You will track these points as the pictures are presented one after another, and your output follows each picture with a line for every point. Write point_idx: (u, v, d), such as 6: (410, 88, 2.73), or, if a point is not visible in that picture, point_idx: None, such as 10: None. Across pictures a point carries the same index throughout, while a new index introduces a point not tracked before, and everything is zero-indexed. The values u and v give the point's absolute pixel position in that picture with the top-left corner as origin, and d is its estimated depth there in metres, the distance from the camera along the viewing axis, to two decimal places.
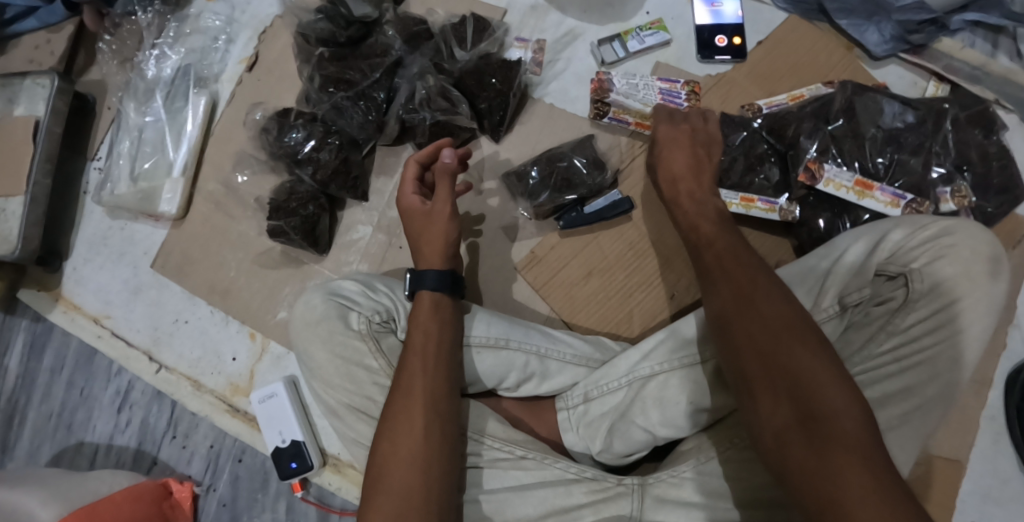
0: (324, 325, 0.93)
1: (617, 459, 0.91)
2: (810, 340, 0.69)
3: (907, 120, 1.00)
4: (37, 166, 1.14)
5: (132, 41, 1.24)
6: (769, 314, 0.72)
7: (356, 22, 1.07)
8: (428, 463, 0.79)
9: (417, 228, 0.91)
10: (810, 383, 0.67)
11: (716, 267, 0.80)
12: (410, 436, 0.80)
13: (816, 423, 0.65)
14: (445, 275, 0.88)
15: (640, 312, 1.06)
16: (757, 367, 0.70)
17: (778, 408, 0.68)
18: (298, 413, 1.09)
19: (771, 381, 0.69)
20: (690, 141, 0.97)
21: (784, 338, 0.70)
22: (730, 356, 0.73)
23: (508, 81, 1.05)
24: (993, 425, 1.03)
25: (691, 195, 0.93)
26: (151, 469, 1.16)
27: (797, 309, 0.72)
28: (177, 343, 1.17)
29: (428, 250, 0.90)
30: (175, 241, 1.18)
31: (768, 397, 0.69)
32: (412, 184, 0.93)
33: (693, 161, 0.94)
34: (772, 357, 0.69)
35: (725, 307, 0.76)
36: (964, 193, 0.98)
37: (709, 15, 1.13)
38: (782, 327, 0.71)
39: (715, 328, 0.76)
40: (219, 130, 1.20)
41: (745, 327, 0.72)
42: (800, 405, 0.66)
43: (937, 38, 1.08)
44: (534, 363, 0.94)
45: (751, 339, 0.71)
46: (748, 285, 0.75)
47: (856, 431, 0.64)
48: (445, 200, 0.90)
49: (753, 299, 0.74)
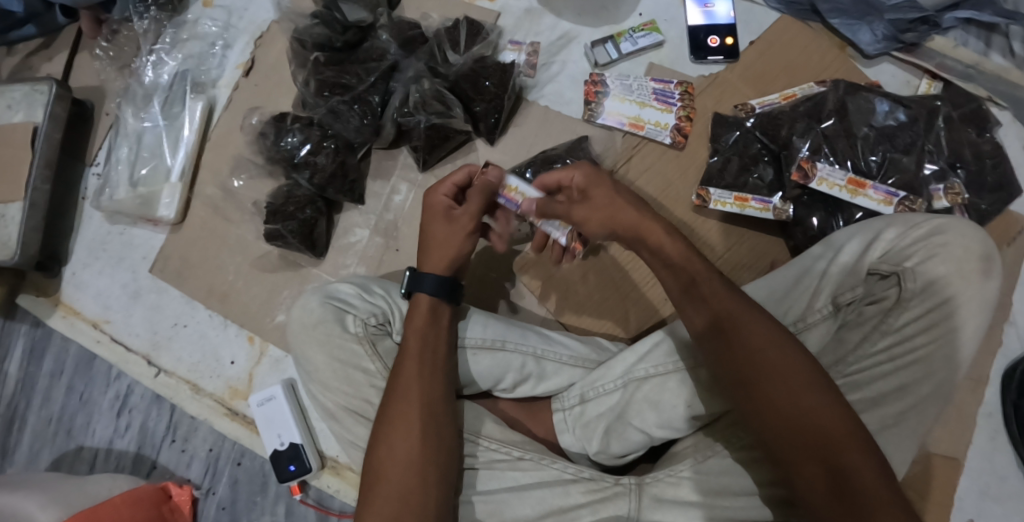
0: (321, 328, 0.94)
1: (614, 459, 0.92)
2: (825, 389, 0.70)
3: (899, 118, 1.00)
4: (35, 173, 1.15)
5: (130, 47, 1.25)
6: (788, 366, 0.71)
7: (352, 27, 1.09)
8: (425, 467, 0.81)
9: (434, 231, 0.89)
10: (837, 442, 0.68)
11: (720, 315, 0.75)
12: (404, 441, 0.81)
13: (846, 484, 0.66)
14: (448, 282, 0.88)
15: (636, 313, 1.06)
16: (775, 422, 0.71)
17: (808, 469, 0.68)
18: (297, 414, 1.10)
19: (790, 435, 0.70)
20: (607, 200, 0.85)
21: (800, 396, 0.70)
22: (751, 411, 0.72)
23: (504, 85, 1.06)
24: (990, 423, 1.04)
25: (655, 249, 0.83)
26: (151, 473, 1.16)
27: (804, 353, 0.72)
28: (176, 346, 1.17)
29: (434, 257, 0.89)
30: (174, 246, 1.19)
31: (796, 454, 0.69)
32: (451, 187, 0.90)
33: (618, 231, 0.85)
34: (792, 415, 0.70)
35: (738, 363, 0.73)
36: (957, 191, 0.99)
37: (702, 15, 1.14)
38: (801, 382, 0.71)
39: (726, 378, 0.75)
40: (217, 134, 1.21)
41: (763, 389, 0.71)
42: (829, 464, 0.67)
43: (930, 36, 1.09)
44: (531, 365, 0.95)
45: (776, 396, 0.71)
46: (761, 334, 0.73)
47: (883, 488, 0.66)
48: (472, 210, 0.88)
49: (759, 348, 0.73)
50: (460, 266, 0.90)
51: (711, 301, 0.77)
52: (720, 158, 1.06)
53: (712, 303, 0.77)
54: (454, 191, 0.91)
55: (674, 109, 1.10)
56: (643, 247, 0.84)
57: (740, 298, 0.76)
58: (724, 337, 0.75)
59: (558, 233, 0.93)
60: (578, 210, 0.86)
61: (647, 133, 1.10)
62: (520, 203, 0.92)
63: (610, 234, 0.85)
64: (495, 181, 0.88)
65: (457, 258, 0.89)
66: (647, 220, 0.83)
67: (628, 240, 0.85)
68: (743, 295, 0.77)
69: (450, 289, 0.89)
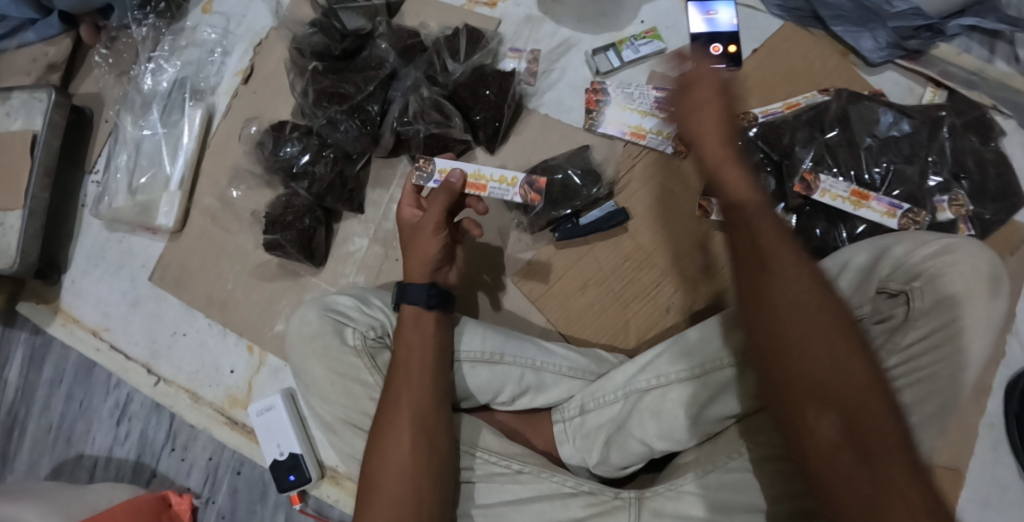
0: (319, 340, 0.94)
1: (614, 471, 0.92)
2: (858, 348, 0.71)
3: (902, 129, 0.99)
4: (35, 180, 1.14)
5: (128, 54, 1.24)
6: (824, 316, 0.72)
7: (351, 35, 1.08)
8: (418, 476, 0.83)
9: (407, 239, 0.94)
10: (863, 401, 0.68)
11: (765, 256, 0.75)
12: (398, 448, 0.84)
13: (865, 443, 0.66)
14: (427, 289, 0.91)
15: (636, 325, 1.05)
16: (803, 372, 0.71)
17: (826, 423, 0.68)
18: (296, 425, 1.09)
19: (816, 387, 0.70)
20: (713, 100, 0.80)
21: (835, 350, 0.70)
22: (777, 356, 0.72)
23: (503, 93, 1.05)
24: (991, 433, 1.03)
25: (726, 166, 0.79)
26: (150, 481, 1.16)
27: (840, 308, 0.73)
28: (175, 355, 1.17)
29: (413, 266, 0.93)
30: (173, 253, 1.18)
31: (817, 407, 0.69)
32: (413, 198, 0.96)
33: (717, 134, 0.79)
34: (822, 366, 0.70)
35: (779, 305, 0.73)
36: (961, 202, 0.98)
37: (704, 22, 1.13)
38: (836, 336, 0.71)
39: (759, 319, 0.74)
40: (216, 142, 1.20)
41: (801, 334, 0.72)
42: (849, 422, 0.67)
43: (933, 43, 1.08)
44: (529, 376, 0.95)
45: (807, 345, 0.71)
46: (801, 283, 0.74)
47: (904, 457, 0.65)
48: (433, 214, 0.91)
49: (800, 296, 0.73)
50: (438, 269, 0.94)
51: (756, 237, 0.76)
52: None
53: (762, 241, 0.76)
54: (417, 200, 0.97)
55: None
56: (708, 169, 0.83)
57: (788, 242, 0.76)
58: (766, 278, 0.75)
59: (509, 192, 0.95)
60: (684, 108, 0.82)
61: (648, 142, 1.09)
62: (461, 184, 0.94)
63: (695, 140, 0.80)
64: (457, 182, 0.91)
65: (431, 264, 0.92)
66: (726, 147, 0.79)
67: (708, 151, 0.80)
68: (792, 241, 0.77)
69: (430, 294, 0.91)
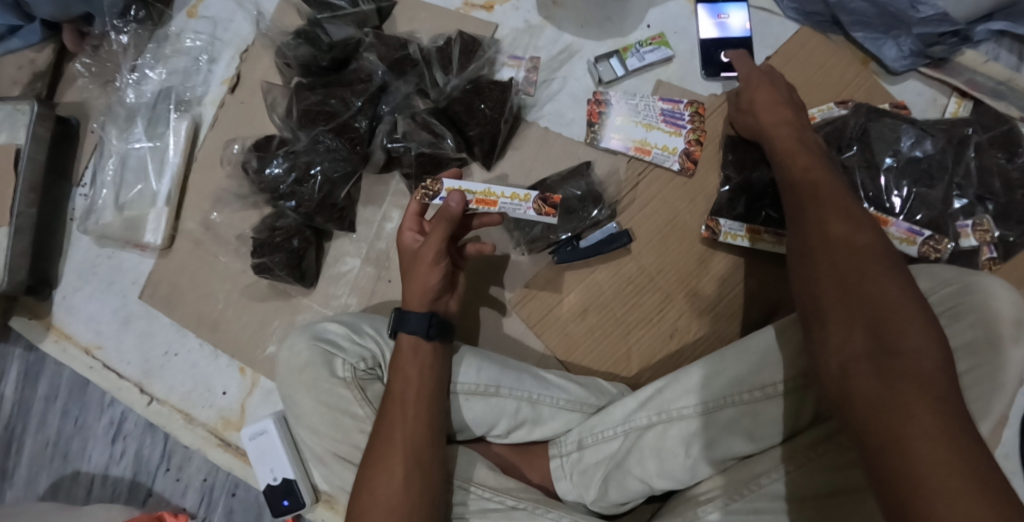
0: (309, 372, 0.92)
1: (614, 507, 0.88)
2: (902, 278, 0.71)
3: (926, 149, 0.93)
4: (20, 197, 1.11)
5: (113, 63, 1.20)
6: (862, 244, 0.75)
7: (338, 45, 1.03)
8: (408, 514, 0.79)
9: (407, 266, 0.91)
10: (896, 318, 0.68)
11: (808, 197, 0.82)
12: (389, 485, 0.81)
13: (890, 354, 0.66)
14: (427, 319, 0.87)
15: (638, 352, 1.01)
16: (835, 295, 0.73)
17: (855, 338, 0.69)
18: (288, 450, 1.06)
19: (847, 307, 0.71)
20: (765, 82, 0.96)
21: (871, 276, 0.72)
22: (809, 282, 0.76)
23: (499, 108, 1.00)
24: (1006, 465, 0.98)
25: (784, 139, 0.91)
26: (146, 501, 1.15)
27: (885, 245, 0.75)
28: (167, 375, 1.14)
29: (411, 295, 0.89)
30: (163, 271, 1.15)
31: (845, 324, 0.70)
32: (414, 220, 0.92)
33: (776, 102, 0.94)
34: (853, 288, 0.72)
35: (815, 237, 0.78)
36: (986, 227, 0.92)
37: (715, 27, 1.06)
38: (872, 263, 0.73)
39: (797, 252, 0.79)
40: (203, 156, 1.16)
41: (830, 260, 0.75)
42: (877, 337, 0.68)
43: (960, 50, 0.99)
44: (526, 410, 0.92)
45: (838, 269, 0.74)
46: (839, 218, 0.78)
47: (937, 373, 0.64)
48: (434, 241, 0.87)
49: (842, 231, 0.77)
50: (438, 299, 0.90)
51: (806, 184, 0.84)
52: (731, 188, 0.99)
53: (814, 187, 0.83)
54: (419, 224, 0.93)
55: (683, 132, 1.03)
56: (788, 129, 0.91)
57: (839, 188, 0.82)
58: (804, 214, 0.81)
59: (522, 208, 0.88)
60: (763, 94, 0.95)
61: (653, 158, 1.03)
62: (469, 201, 0.89)
63: (760, 117, 0.94)
64: (457, 208, 0.85)
65: (431, 293, 0.88)
66: (782, 113, 0.93)
67: (749, 126, 0.96)
68: (845, 192, 0.82)
69: (430, 324, 0.87)
